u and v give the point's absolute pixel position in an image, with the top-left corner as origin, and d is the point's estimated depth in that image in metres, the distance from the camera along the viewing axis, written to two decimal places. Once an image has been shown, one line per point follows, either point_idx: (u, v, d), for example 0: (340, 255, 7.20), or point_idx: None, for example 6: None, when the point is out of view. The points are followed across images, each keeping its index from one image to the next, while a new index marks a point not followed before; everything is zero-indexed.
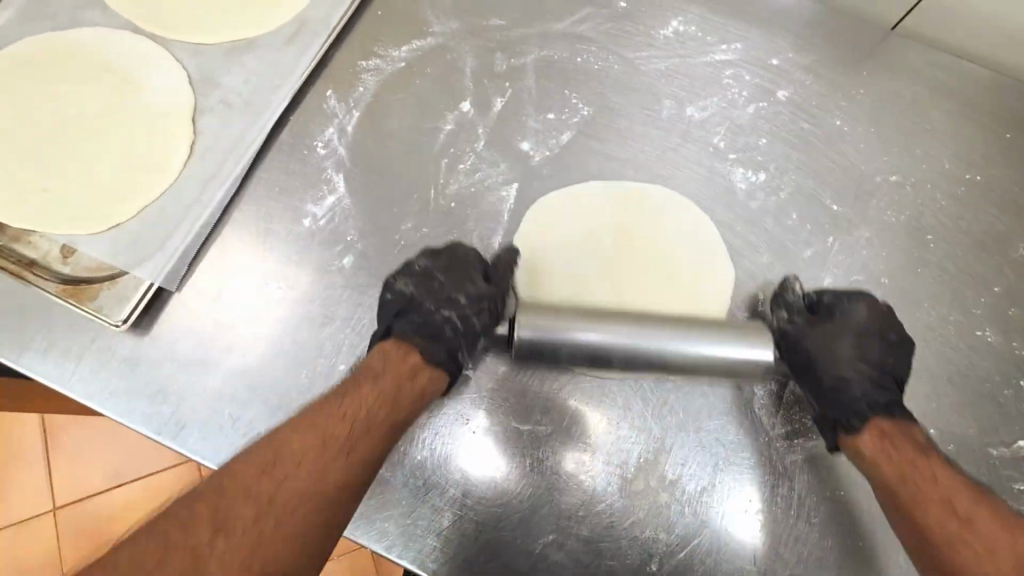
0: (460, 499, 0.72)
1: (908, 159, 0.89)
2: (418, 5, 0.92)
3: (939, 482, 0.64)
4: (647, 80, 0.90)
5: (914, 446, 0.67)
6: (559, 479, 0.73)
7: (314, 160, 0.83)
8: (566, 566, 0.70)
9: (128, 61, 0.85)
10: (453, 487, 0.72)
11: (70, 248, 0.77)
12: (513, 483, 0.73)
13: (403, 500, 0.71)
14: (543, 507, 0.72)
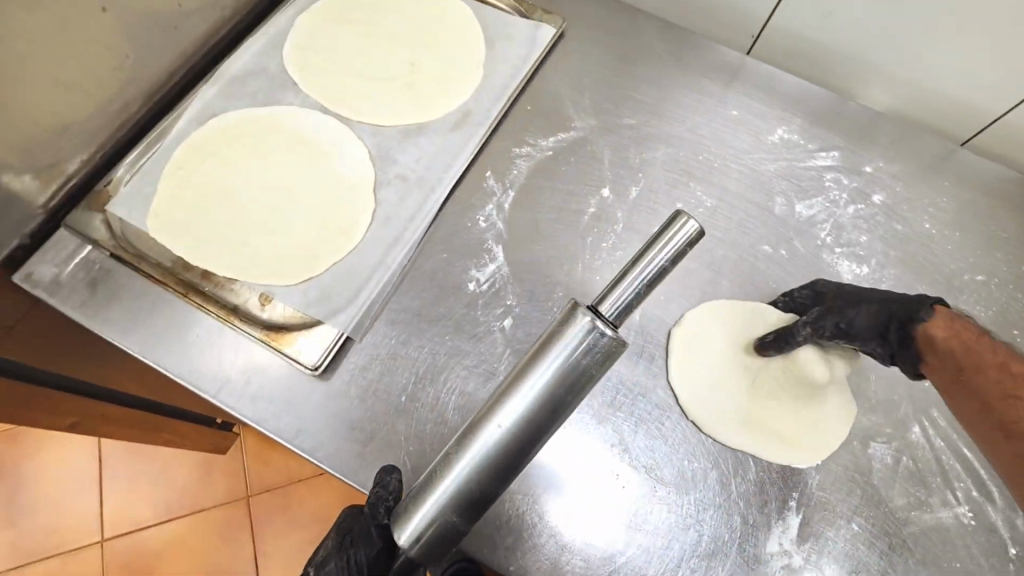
0: (598, 537, 0.79)
1: (990, 261, 1.01)
2: (562, 103, 1.07)
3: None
4: (761, 179, 1.03)
5: None
6: (692, 529, 0.80)
7: (476, 231, 0.94)
8: None
9: (319, 137, 0.99)
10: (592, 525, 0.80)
11: (267, 296, 0.87)
12: (648, 529, 0.80)
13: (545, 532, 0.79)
14: (675, 553, 0.79)
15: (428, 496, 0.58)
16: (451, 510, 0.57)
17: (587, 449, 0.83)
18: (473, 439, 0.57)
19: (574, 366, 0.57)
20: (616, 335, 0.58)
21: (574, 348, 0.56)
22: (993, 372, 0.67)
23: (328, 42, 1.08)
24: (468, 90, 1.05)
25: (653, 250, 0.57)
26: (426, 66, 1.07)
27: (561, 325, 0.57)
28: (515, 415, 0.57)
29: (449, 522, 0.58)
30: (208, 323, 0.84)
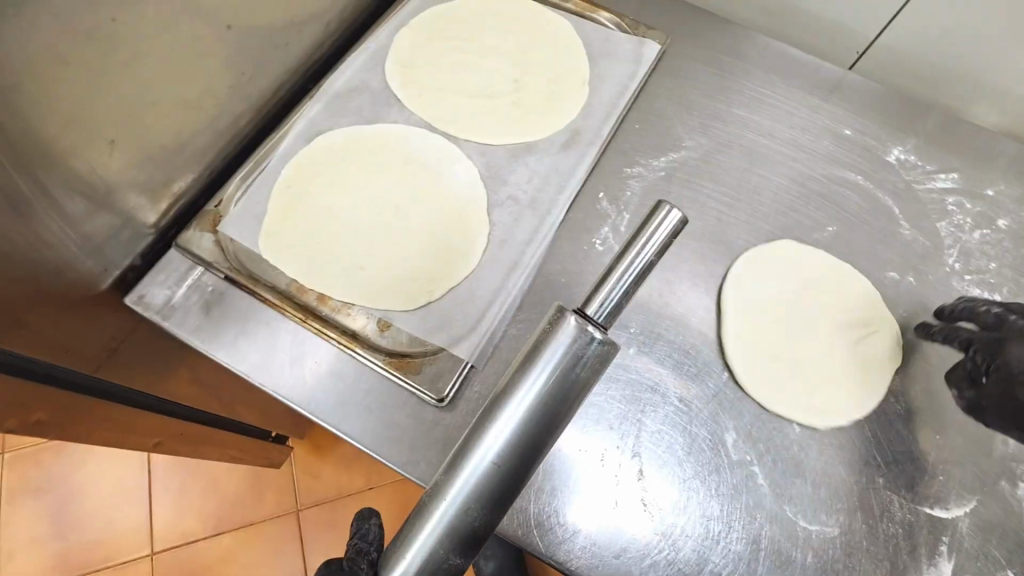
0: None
1: None
2: (670, 123, 1.04)
3: None
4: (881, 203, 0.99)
5: None
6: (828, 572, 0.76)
7: (593, 254, 0.91)
8: None
9: (428, 155, 0.96)
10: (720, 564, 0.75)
11: (385, 322, 0.83)
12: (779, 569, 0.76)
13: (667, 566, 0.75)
14: None
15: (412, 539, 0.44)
16: (447, 551, 0.44)
17: (725, 488, 0.79)
18: (463, 463, 0.45)
19: (574, 372, 0.47)
20: (607, 336, 0.49)
21: (567, 351, 0.47)
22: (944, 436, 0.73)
23: (430, 57, 1.05)
24: (576, 108, 1.02)
25: (641, 240, 0.49)
26: (531, 82, 1.04)
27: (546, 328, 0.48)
28: (513, 428, 0.46)
29: (445, 571, 0.44)
30: (328, 350, 0.81)
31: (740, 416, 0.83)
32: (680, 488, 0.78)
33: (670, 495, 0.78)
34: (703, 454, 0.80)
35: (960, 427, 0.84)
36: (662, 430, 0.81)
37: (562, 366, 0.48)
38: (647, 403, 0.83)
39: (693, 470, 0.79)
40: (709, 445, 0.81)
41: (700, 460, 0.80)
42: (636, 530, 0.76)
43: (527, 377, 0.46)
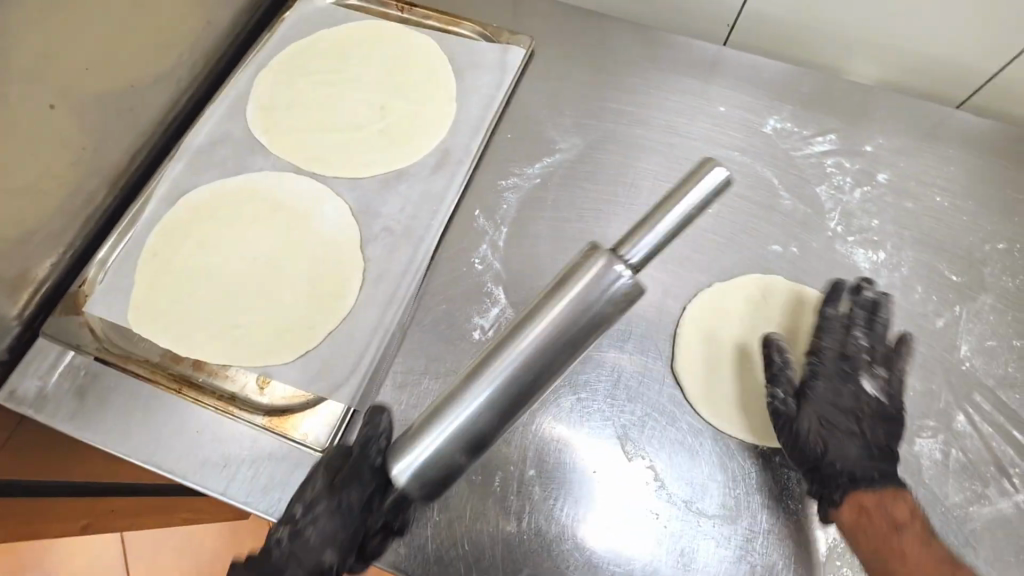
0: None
1: (1008, 225, 0.96)
2: (542, 126, 1.02)
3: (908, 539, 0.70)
4: (760, 175, 0.99)
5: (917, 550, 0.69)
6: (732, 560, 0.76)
7: (473, 275, 0.90)
8: None
9: (297, 199, 0.94)
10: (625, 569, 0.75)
11: (265, 378, 0.82)
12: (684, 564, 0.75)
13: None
14: None
15: (427, 439, 0.46)
16: (451, 458, 0.47)
17: (622, 490, 0.79)
18: (481, 376, 0.46)
19: (614, 302, 0.46)
20: (639, 277, 0.47)
21: (601, 283, 0.46)
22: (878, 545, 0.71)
23: (292, 97, 1.03)
24: (444, 126, 1.00)
25: (684, 194, 0.49)
26: (397, 107, 1.03)
27: (585, 262, 0.47)
28: (525, 355, 0.45)
29: (449, 468, 0.47)
30: (207, 417, 0.79)
31: (633, 416, 0.83)
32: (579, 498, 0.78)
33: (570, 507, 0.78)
34: (597, 459, 0.81)
35: None
36: (555, 441, 0.81)
37: (584, 295, 0.46)
38: (538, 418, 0.83)
39: (588, 477, 0.79)
40: (603, 451, 0.81)
41: (597, 466, 0.80)
42: (538, 547, 0.76)
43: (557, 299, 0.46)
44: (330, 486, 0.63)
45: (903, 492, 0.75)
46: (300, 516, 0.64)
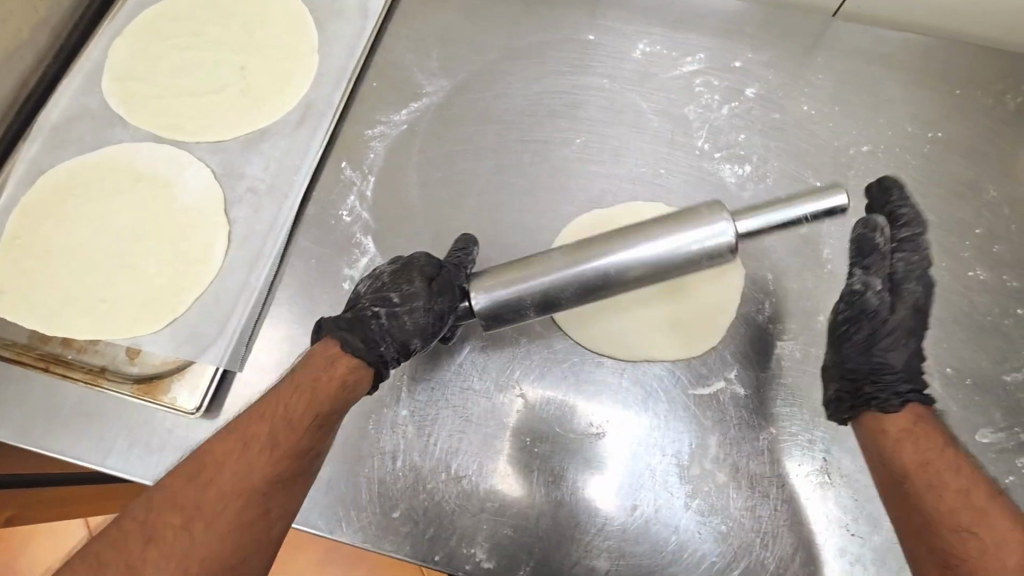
0: (501, 503, 0.77)
1: (873, 128, 0.97)
2: (408, 71, 1.00)
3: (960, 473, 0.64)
4: (627, 101, 0.99)
5: (962, 500, 0.62)
6: (600, 473, 0.79)
7: (341, 228, 0.90)
8: (601, 555, 0.75)
9: (158, 169, 0.93)
10: (497, 493, 0.78)
11: (136, 348, 0.83)
12: (553, 482, 0.78)
13: (445, 509, 0.77)
14: (580, 503, 0.78)
15: (509, 277, 0.72)
16: (533, 299, 0.71)
17: (494, 421, 0.81)
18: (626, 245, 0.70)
19: (652, 258, 0.69)
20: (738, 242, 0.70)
21: (709, 242, 0.69)
22: (931, 483, 0.64)
23: (148, 65, 1.00)
24: (306, 80, 0.98)
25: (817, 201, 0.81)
26: (258, 65, 1.00)
27: (706, 210, 0.71)
28: (642, 255, 0.70)
29: (523, 309, 0.72)
30: (74, 392, 0.79)
31: (501, 349, 0.85)
32: (452, 431, 0.81)
33: (443, 439, 0.80)
34: (472, 397, 0.83)
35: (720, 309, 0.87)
36: (429, 381, 0.83)
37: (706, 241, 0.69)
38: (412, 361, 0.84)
39: (459, 412, 0.82)
40: (474, 384, 0.83)
41: (470, 400, 0.82)
42: (412, 481, 0.78)
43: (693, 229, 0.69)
44: (406, 271, 0.77)
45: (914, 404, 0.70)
46: (398, 302, 0.74)
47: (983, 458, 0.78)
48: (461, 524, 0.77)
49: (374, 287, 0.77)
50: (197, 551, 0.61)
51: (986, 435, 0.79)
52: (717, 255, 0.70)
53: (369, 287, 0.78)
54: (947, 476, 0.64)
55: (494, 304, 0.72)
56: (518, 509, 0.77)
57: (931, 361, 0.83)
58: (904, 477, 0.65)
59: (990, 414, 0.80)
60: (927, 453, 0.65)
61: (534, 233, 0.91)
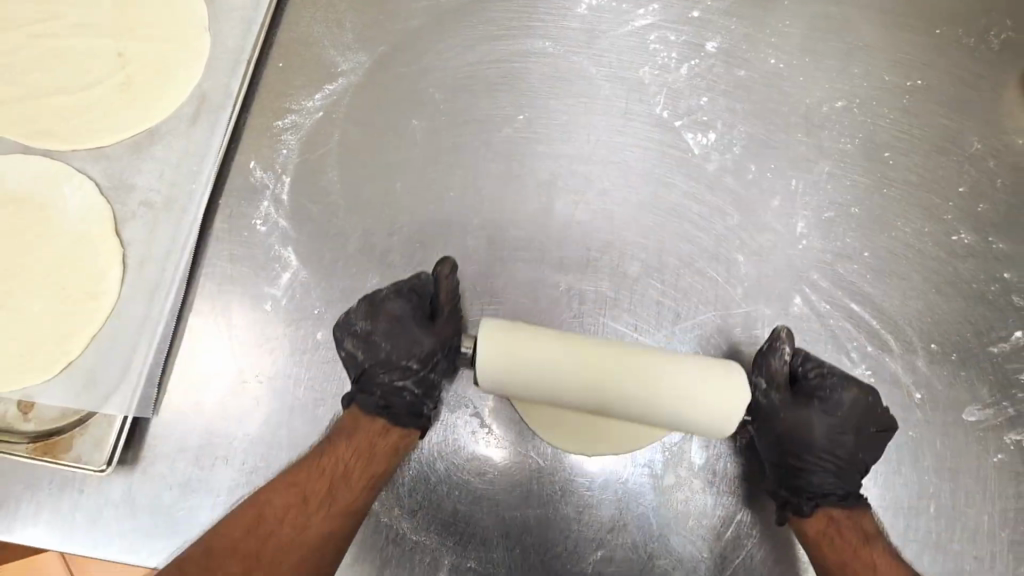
0: (463, 537, 0.71)
1: (847, 80, 0.87)
2: (319, 46, 0.86)
3: (866, 551, 0.65)
4: (578, 66, 0.87)
5: (870, 573, 0.64)
6: (569, 493, 0.72)
7: (257, 240, 0.78)
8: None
9: (28, 185, 0.79)
10: (457, 526, 0.71)
11: (27, 402, 0.72)
12: (518, 507, 0.72)
13: (402, 547, 0.71)
14: (550, 528, 0.71)
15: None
16: None
17: (451, 448, 0.73)
18: None
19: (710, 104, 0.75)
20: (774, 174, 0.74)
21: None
22: (842, 558, 0.66)
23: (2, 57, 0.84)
24: (198, 65, 0.84)
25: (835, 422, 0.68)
26: (138, 50, 0.85)
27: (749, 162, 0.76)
28: None
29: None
30: None
31: None
32: (402, 462, 0.73)
33: (395, 472, 0.72)
34: None
35: (684, 293, 0.78)
36: None
37: None
38: None
39: None
40: None
41: None
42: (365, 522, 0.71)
43: None
44: (400, 329, 0.69)
45: (868, 511, 0.68)
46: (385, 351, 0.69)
47: (968, 436, 0.74)
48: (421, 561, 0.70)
49: (373, 355, 0.69)
50: (298, 563, 0.63)
51: (973, 413, 0.75)
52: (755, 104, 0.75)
53: (367, 351, 0.69)
54: (854, 555, 0.65)
55: (498, 389, 0.65)
56: (487, 537, 0.71)
57: (916, 339, 0.77)
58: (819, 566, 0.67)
59: (976, 390, 0.76)
60: (854, 541, 0.66)
61: (478, 225, 0.81)
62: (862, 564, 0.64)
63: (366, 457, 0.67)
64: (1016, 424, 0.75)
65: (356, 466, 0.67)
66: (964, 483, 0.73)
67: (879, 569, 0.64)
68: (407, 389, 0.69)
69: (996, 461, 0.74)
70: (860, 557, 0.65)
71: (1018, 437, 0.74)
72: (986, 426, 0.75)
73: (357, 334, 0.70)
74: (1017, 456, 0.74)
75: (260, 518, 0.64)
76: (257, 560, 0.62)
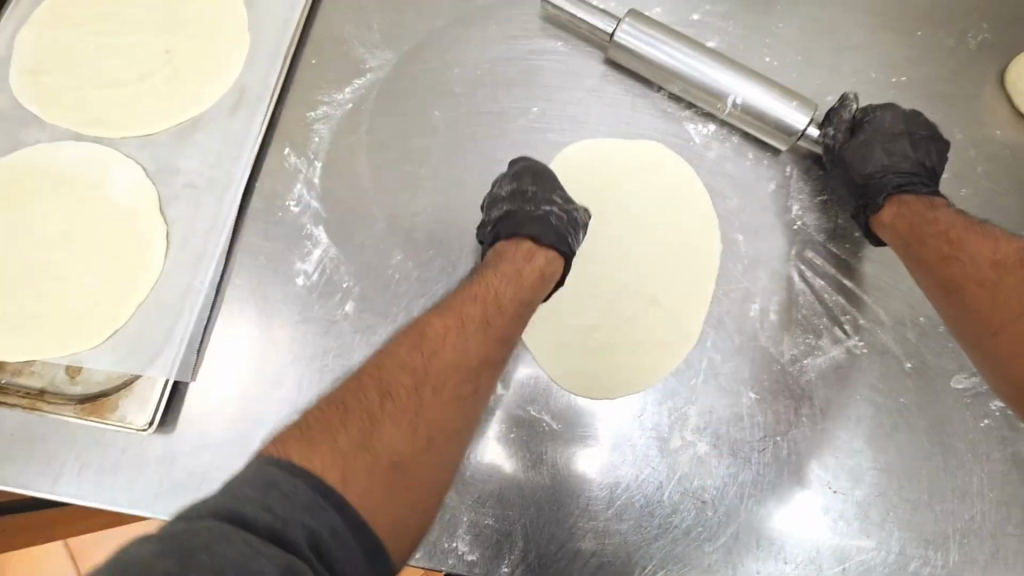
0: (480, 496, 0.75)
1: (837, 77, 0.94)
2: (349, 45, 0.93)
3: (944, 224, 0.75)
4: (708, 75, 0.85)
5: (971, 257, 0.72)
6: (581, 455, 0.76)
7: (290, 219, 0.84)
8: (587, 536, 0.74)
9: (83, 170, 0.86)
10: (474, 486, 0.75)
11: (76, 366, 0.77)
12: (531, 468, 0.76)
13: None
14: (562, 488, 0.75)
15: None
16: None
17: None
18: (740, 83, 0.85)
19: (746, 96, 0.84)
20: (742, 113, 0.85)
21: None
22: (931, 250, 0.74)
23: (60, 56, 0.91)
24: (237, 62, 0.91)
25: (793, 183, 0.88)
26: (183, 49, 0.92)
27: (740, 111, 0.85)
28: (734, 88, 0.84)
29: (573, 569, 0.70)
30: (14, 416, 0.74)
31: None
32: None
33: None
34: None
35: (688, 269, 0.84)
36: None
37: (770, 116, 0.84)
38: None
39: None
40: None
41: None
42: None
43: (775, 100, 0.83)
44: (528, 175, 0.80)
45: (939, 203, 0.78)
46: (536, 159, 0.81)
47: (958, 403, 0.79)
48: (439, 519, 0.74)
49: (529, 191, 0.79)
50: (397, 437, 0.61)
51: (960, 381, 0.79)
52: (775, 123, 0.84)
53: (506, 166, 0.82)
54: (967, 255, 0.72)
55: (634, 37, 0.88)
56: (503, 497, 0.75)
57: (905, 313, 0.82)
58: (920, 256, 0.75)
59: (964, 360, 0.80)
60: (920, 222, 0.77)
61: None
62: (991, 286, 0.69)
63: (449, 368, 0.67)
64: None
65: (443, 370, 0.67)
66: (955, 447, 0.77)
67: (964, 267, 0.71)
68: (554, 212, 0.78)
69: (984, 427, 0.78)
70: (939, 222, 0.76)
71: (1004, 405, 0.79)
72: (974, 394, 0.79)
73: (495, 258, 0.76)
74: (1003, 421, 0.78)
75: (385, 394, 0.63)
76: (363, 450, 0.58)
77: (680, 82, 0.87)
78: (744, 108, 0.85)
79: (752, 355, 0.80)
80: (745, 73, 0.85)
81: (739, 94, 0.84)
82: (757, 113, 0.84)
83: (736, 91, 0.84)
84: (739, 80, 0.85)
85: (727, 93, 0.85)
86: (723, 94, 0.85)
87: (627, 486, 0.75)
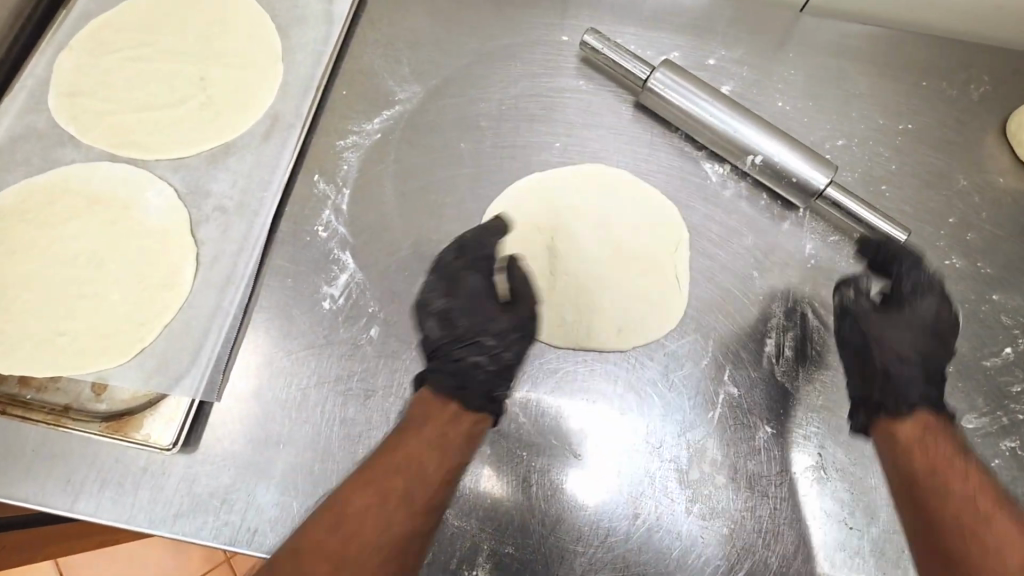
0: (497, 526, 0.75)
1: (847, 121, 0.98)
2: (379, 78, 0.97)
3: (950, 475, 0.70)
4: (728, 124, 0.88)
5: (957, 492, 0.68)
6: (598, 486, 0.77)
7: (318, 244, 0.86)
8: (603, 569, 0.74)
9: (117, 190, 0.88)
10: (491, 516, 0.75)
11: (101, 383, 0.78)
12: (548, 499, 0.76)
13: (439, 535, 0.74)
14: (579, 519, 0.75)
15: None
16: None
17: (491, 439, 0.79)
18: (762, 135, 0.87)
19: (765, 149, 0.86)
20: (761, 165, 0.87)
21: None
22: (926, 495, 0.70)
23: (98, 79, 0.94)
24: (272, 90, 0.95)
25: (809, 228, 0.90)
26: (219, 76, 0.95)
27: (760, 163, 0.88)
28: (754, 139, 0.87)
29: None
30: (38, 434, 0.74)
31: None
32: None
33: None
34: None
35: (706, 303, 0.86)
36: None
37: (787, 169, 0.86)
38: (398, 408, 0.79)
39: None
40: None
41: None
42: None
43: (794, 153, 0.86)
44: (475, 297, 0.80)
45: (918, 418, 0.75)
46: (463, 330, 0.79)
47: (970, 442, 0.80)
48: (457, 549, 0.74)
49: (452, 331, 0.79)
50: None
51: (970, 420, 0.81)
52: (794, 178, 0.86)
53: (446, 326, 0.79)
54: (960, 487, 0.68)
55: (667, 84, 0.90)
56: (521, 528, 0.75)
57: None
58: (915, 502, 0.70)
59: (973, 399, 0.82)
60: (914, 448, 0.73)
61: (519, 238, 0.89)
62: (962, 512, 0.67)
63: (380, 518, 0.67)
64: (1012, 432, 0.81)
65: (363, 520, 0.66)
66: None
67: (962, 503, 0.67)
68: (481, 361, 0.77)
69: (995, 467, 0.79)
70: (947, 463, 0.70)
71: (1013, 445, 0.80)
72: (985, 433, 0.81)
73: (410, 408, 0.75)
74: (1013, 461, 0.80)
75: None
76: None
77: (705, 130, 0.90)
78: (760, 162, 0.87)
79: (768, 388, 0.82)
80: (765, 124, 0.88)
81: (758, 146, 0.87)
82: (775, 167, 0.87)
83: (756, 142, 0.87)
84: (759, 131, 0.87)
85: (748, 143, 0.87)
86: (744, 144, 0.88)
87: (644, 518, 0.76)
